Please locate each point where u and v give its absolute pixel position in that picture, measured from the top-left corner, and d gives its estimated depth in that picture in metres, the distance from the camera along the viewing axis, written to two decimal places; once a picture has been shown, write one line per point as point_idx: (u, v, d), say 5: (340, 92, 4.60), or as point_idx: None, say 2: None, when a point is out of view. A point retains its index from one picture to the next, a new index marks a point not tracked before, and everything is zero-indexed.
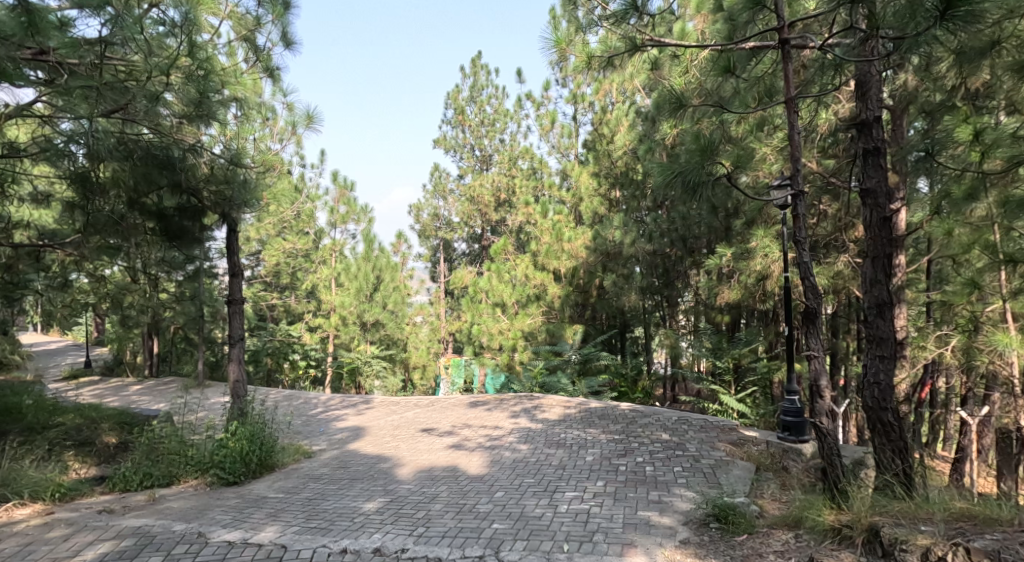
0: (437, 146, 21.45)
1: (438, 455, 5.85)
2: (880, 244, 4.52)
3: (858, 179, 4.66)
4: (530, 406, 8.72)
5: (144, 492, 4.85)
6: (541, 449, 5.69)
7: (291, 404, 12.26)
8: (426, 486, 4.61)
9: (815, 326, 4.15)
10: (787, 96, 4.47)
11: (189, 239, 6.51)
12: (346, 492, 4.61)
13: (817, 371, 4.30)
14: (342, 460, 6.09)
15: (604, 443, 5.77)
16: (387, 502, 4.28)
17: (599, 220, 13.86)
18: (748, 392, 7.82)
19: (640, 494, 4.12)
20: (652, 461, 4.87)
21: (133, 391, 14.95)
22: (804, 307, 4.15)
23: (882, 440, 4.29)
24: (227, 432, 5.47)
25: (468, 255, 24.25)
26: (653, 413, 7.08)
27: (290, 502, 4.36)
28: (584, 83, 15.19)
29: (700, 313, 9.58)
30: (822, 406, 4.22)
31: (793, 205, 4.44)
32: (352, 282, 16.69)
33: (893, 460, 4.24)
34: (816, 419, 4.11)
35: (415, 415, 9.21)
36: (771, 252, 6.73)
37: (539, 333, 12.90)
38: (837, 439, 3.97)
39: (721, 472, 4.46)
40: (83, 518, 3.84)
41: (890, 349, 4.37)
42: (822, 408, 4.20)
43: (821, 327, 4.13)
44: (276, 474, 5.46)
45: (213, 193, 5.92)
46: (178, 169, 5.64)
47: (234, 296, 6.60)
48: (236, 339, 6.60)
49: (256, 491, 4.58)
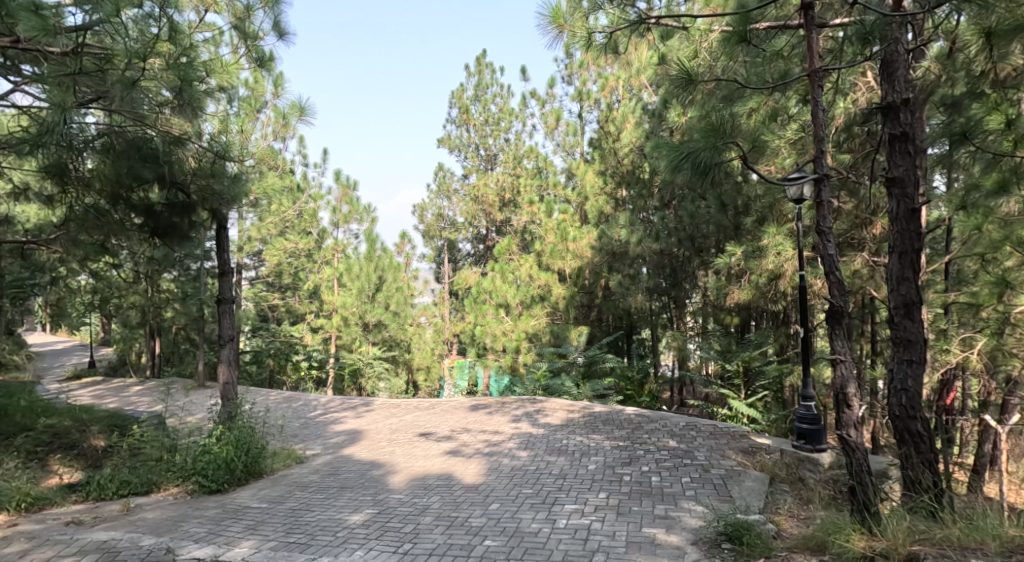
0: (442, 145, 21.24)
1: (433, 462, 5.59)
2: (909, 238, 4.21)
3: (884, 167, 4.34)
4: (532, 409, 8.46)
5: (119, 501, 4.62)
6: (541, 456, 5.42)
7: (290, 406, 12.05)
8: (417, 497, 4.36)
9: (841, 326, 4.01)
10: (810, 69, 4.20)
11: (178, 237, 6.08)
12: (332, 503, 4.36)
13: (844, 379, 3.99)
14: (335, 466, 5.85)
15: (608, 451, 5.48)
16: (375, 514, 4.03)
17: (605, 219, 13.56)
18: (759, 396, 7.51)
19: (646, 508, 3.83)
20: (658, 470, 4.59)
21: (134, 392, 14.80)
22: (829, 305, 4.00)
23: (911, 452, 4.05)
24: (213, 438, 5.22)
25: (474, 256, 24.00)
26: (660, 418, 6.79)
27: (273, 513, 4.12)
28: (590, 80, 14.95)
29: (709, 314, 9.28)
30: (851, 418, 3.92)
31: (817, 192, 4.31)
32: (354, 282, 16.45)
33: (920, 469, 4.02)
34: (843, 432, 3.94)
35: (414, 419, 8.96)
36: (784, 250, 6.42)
37: (543, 335, 12.65)
38: (867, 456, 3.82)
39: (732, 483, 4.18)
40: (48, 531, 3.60)
41: (919, 353, 4.10)
42: (850, 420, 3.91)
43: (847, 327, 3.98)
44: (264, 482, 5.23)
45: (200, 187, 5.71)
46: (162, 162, 5.37)
47: (223, 296, 6.39)
48: (225, 341, 6.35)
49: (237, 501, 4.34)
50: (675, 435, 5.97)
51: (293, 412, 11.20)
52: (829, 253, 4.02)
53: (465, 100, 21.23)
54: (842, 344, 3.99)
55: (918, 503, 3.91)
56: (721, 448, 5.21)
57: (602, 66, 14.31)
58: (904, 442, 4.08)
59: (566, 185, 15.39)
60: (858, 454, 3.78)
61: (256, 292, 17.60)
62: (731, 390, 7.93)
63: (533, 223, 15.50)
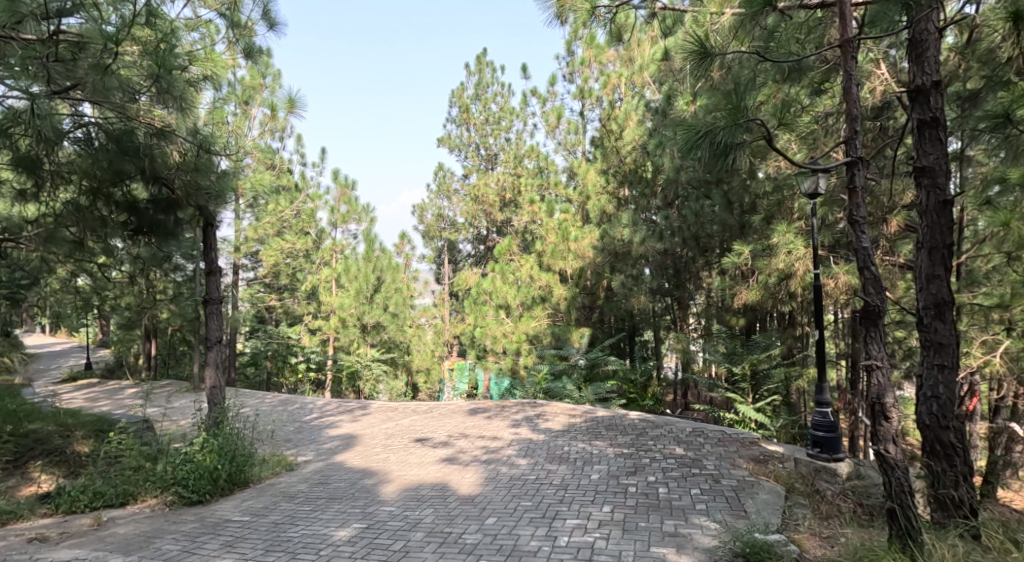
0: (442, 145, 21.01)
1: (428, 470, 5.34)
2: (939, 232, 3.82)
3: (912, 156, 3.92)
4: (533, 414, 8.22)
5: (92, 514, 4.39)
6: (541, 464, 5.16)
7: (286, 409, 11.82)
8: (409, 510, 4.11)
9: (876, 330, 3.73)
10: (844, 38, 3.96)
11: (164, 235, 5.88)
12: (319, 515, 4.12)
13: (881, 388, 3.74)
14: (326, 474, 5.61)
15: (612, 459, 5.23)
16: (363, 529, 3.79)
17: (607, 219, 13.32)
18: (769, 401, 7.21)
19: (654, 524, 3.57)
20: (665, 481, 4.33)
21: (129, 395, 14.59)
22: (864, 305, 3.71)
23: (943, 466, 3.72)
24: (196, 445, 4.98)
25: (474, 256, 23.74)
26: (666, 424, 6.52)
27: (254, 527, 3.88)
28: (592, 78, 14.71)
29: (715, 316, 9.02)
30: (887, 431, 3.64)
31: (849, 175, 3.89)
32: (352, 282, 16.16)
33: (955, 485, 3.68)
34: (881, 448, 3.64)
35: (411, 423, 8.72)
36: (795, 248, 6.15)
37: (544, 336, 12.41)
38: (907, 473, 3.53)
39: (745, 496, 3.93)
40: (10, 549, 3.37)
41: (951, 358, 3.75)
42: (887, 433, 3.64)
43: (883, 332, 3.71)
44: (249, 492, 4.99)
45: (185, 183, 5.44)
46: (143, 155, 5.12)
47: (210, 296, 6.18)
48: (212, 343, 6.11)
49: (218, 515, 4.09)
50: (681, 441, 5.70)
51: (289, 416, 10.97)
52: (863, 243, 3.76)
53: (465, 99, 21.00)
54: (881, 347, 3.71)
55: (954, 525, 3.64)
56: (729, 456, 4.94)
57: (604, 63, 14.09)
58: (935, 456, 3.74)
59: (567, 184, 15.14)
60: (898, 471, 3.52)
61: (254, 293, 17.37)
62: (739, 395, 7.63)
63: (534, 223, 15.27)
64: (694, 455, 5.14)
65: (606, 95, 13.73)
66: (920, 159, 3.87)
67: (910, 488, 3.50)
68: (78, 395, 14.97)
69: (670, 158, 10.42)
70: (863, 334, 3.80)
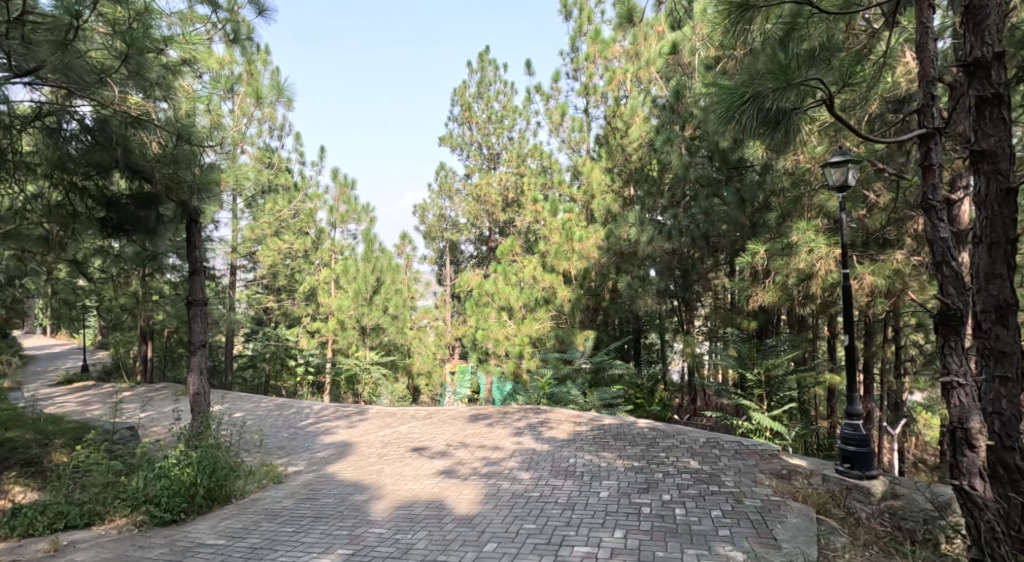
0: (443, 144, 20.65)
1: (424, 485, 4.98)
2: (1002, 225, 3.39)
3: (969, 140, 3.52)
4: (536, 421, 7.86)
5: (50, 537, 4.06)
6: (545, 479, 4.79)
7: (281, 415, 11.45)
8: (400, 533, 3.77)
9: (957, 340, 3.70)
10: None
11: (144, 233, 5.55)
12: (302, 539, 3.77)
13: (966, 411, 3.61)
14: (314, 488, 5.26)
15: (622, 473, 4.85)
16: (348, 556, 3.46)
17: (612, 219, 12.99)
18: (785, 408, 6.83)
19: (673, 554, 3.21)
20: (682, 500, 3.97)
21: (121, 398, 14.24)
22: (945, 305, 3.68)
23: (1007, 492, 3.30)
24: (171, 458, 4.66)
25: (476, 257, 23.38)
26: (678, 433, 6.14)
27: (229, 554, 3.53)
28: (597, 74, 14.38)
29: (726, 319, 8.65)
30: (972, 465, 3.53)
31: (926, 153, 3.85)
32: (351, 284, 15.75)
33: None
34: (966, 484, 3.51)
35: (409, 430, 8.37)
36: (817, 247, 5.75)
37: (548, 339, 12.06)
38: (997, 516, 3.34)
39: (773, 521, 3.57)
40: None
41: (1015, 369, 3.34)
42: (974, 466, 3.52)
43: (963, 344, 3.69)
44: (230, 509, 4.65)
45: (165, 177, 5.08)
46: (117, 146, 4.76)
47: (194, 296, 5.86)
48: (196, 347, 5.81)
49: (191, 540, 3.75)
50: (694, 454, 5.33)
51: (283, 422, 10.59)
52: (941, 236, 3.72)
53: (467, 97, 20.69)
54: (960, 360, 3.69)
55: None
56: (750, 471, 4.57)
57: (610, 59, 13.82)
58: (1001, 482, 3.33)
59: (572, 183, 14.79)
60: (988, 515, 3.36)
61: (251, 294, 17.05)
62: (752, 402, 7.23)
63: (536, 223, 14.91)
64: (710, 469, 4.76)
65: (611, 92, 13.49)
66: (980, 141, 3.45)
67: (1001, 535, 3.30)
68: (69, 399, 14.60)
69: (679, 155, 10.18)
70: (945, 342, 3.71)
